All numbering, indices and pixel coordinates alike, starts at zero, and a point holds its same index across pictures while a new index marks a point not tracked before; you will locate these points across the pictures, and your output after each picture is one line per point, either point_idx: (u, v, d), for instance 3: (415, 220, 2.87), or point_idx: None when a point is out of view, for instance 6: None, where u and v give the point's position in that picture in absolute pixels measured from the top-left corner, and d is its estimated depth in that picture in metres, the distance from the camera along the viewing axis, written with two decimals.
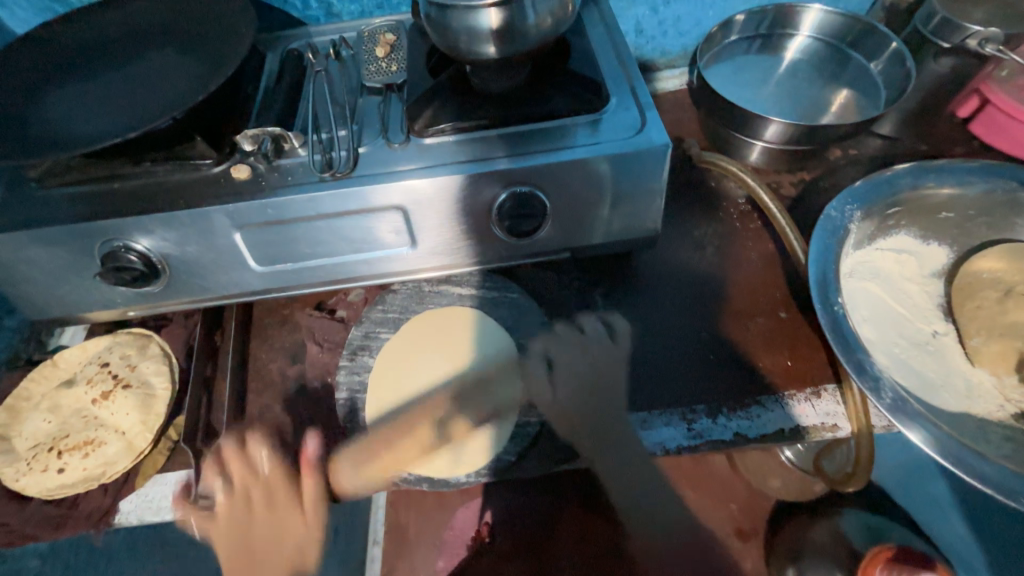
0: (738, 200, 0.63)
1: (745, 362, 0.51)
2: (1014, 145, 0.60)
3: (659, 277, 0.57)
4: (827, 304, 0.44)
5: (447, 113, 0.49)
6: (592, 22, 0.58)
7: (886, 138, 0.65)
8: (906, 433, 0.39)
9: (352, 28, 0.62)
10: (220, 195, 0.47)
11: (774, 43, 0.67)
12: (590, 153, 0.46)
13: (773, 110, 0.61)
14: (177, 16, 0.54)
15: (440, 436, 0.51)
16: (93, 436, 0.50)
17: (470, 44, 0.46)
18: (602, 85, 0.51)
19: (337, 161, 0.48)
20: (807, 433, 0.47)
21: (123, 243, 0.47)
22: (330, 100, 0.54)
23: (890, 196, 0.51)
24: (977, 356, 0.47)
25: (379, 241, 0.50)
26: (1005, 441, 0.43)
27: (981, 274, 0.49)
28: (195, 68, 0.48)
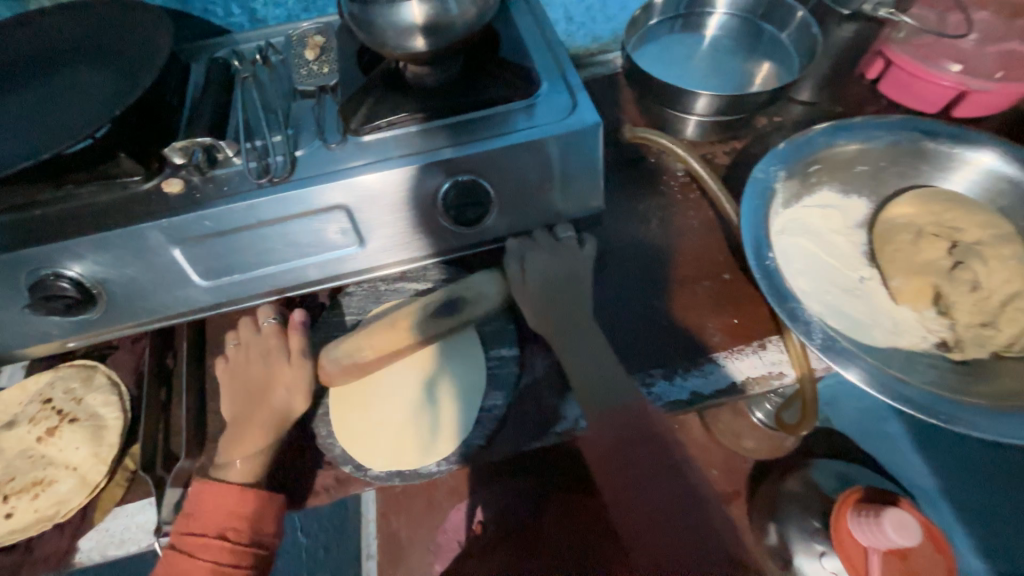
0: (677, 173, 0.65)
1: (696, 325, 0.53)
2: (916, 100, 0.65)
3: (609, 253, 0.59)
4: (760, 259, 0.47)
5: (382, 109, 0.50)
6: (519, 11, 0.59)
7: (806, 103, 0.69)
8: (839, 369, 0.42)
9: (278, 33, 0.61)
10: (153, 212, 0.45)
11: (695, 21, 0.70)
12: (525, 138, 0.48)
13: (699, 86, 0.65)
14: (88, 30, 0.51)
15: (413, 431, 0.51)
16: (41, 476, 0.48)
17: (397, 39, 0.47)
18: (532, 72, 0.52)
19: (275, 167, 0.48)
20: (755, 383, 0.50)
21: (53, 270, 0.45)
22: (262, 106, 0.53)
23: (810, 156, 0.54)
24: (899, 294, 0.51)
25: (328, 244, 0.50)
26: (929, 368, 0.47)
27: (898, 219, 0.54)
28: (113, 82, 0.47)
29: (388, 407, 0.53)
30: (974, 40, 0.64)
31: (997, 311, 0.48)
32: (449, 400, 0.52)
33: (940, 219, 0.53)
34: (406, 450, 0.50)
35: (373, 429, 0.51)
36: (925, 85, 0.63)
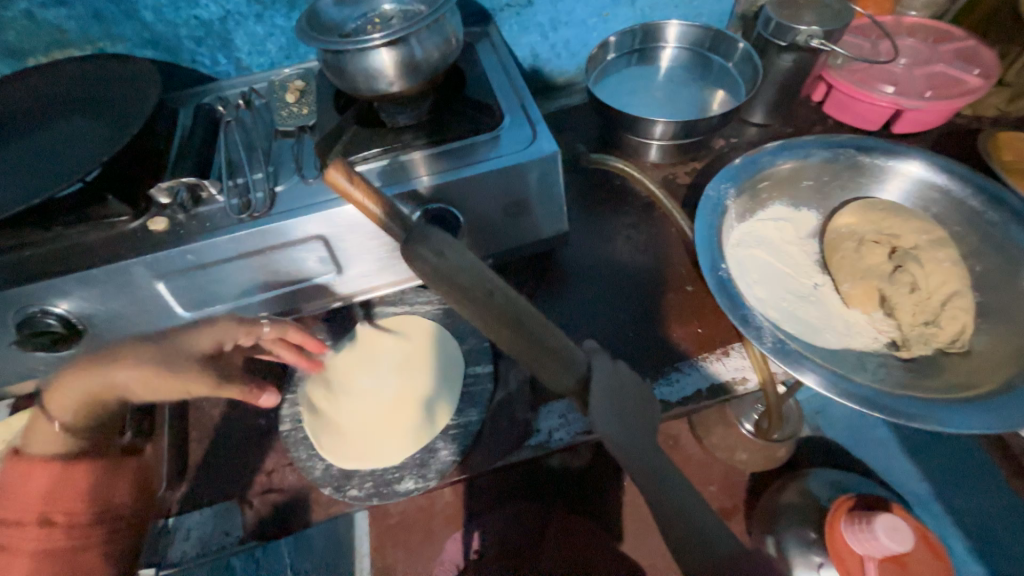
0: (642, 194, 0.69)
1: (661, 334, 0.56)
2: (858, 119, 0.71)
3: (579, 270, 0.62)
4: (713, 270, 0.50)
5: (357, 145, 0.53)
6: (485, 52, 0.64)
7: (759, 125, 0.74)
8: (792, 371, 0.44)
9: (261, 79, 0.65)
10: (138, 248, 0.48)
11: (650, 56, 0.75)
12: (488, 167, 0.51)
13: (656, 114, 0.70)
14: (80, 84, 0.55)
15: (389, 435, 0.53)
16: None
17: (368, 83, 0.51)
18: (494, 106, 0.56)
19: (256, 203, 0.51)
20: (720, 389, 0.52)
21: (40, 307, 0.47)
22: (244, 146, 0.57)
23: (757, 174, 0.58)
24: (849, 298, 0.54)
25: (307, 272, 0.52)
26: (880, 367, 0.49)
27: (842, 229, 0.58)
28: (102, 130, 0.50)
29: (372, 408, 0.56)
30: (903, 63, 0.70)
31: (938, 311, 0.51)
32: (429, 407, 0.54)
33: (879, 227, 0.57)
34: (381, 453, 0.52)
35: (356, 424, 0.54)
36: (865, 106, 0.68)
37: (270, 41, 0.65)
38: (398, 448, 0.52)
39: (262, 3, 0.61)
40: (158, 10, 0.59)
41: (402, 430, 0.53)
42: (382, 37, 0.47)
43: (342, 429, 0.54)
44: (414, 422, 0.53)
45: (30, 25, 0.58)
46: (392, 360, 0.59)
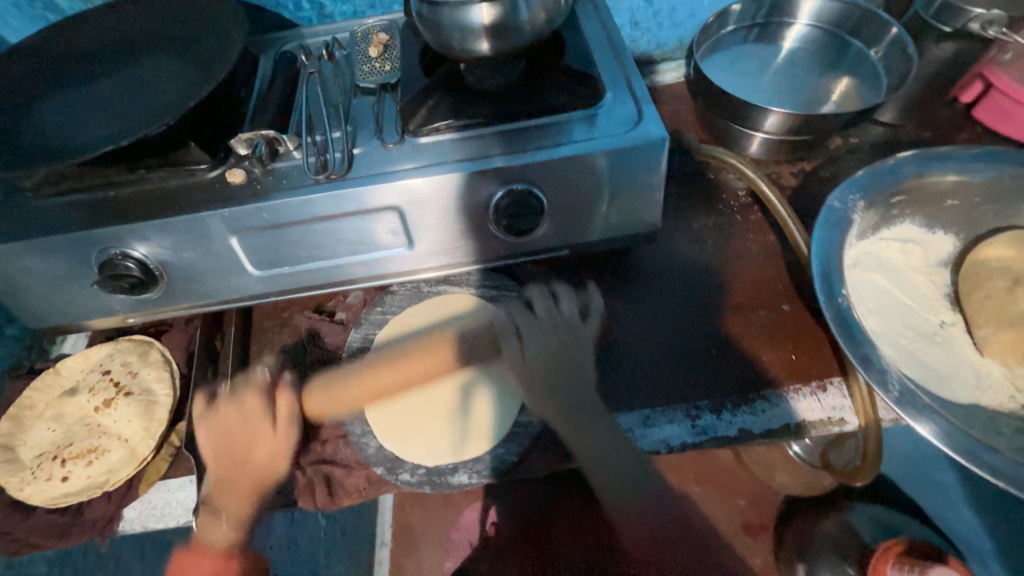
0: (738, 192, 0.62)
1: (749, 357, 0.50)
2: (1018, 130, 0.59)
3: (659, 271, 0.56)
4: (830, 295, 0.43)
5: (442, 111, 0.49)
6: (586, 16, 0.57)
7: (887, 125, 0.64)
8: (916, 426, 0.38)
9: (343, 28, 0.62)
10: (215, 200, 0.47)
11: (771, 32, 0.66)
12: (584, 149, 0.46)
13: (771, 101, 0.61)
14: (168, 20, 0.53)
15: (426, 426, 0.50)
16: (96, 444, 0.50)
17: (463, 41, 0.46)
18: (597, 79, 0.50)
19: (332, 163, 0.48)
20: (812, 427, 0.46)
21: (120, 250, 0.47)
22: (323, 101, 0.54)
23: (894, 186, 0.50)
24: (986, 346, 0.46)
25: (377, 243, 0.50)
26: (1016, 433, 0.42)
27: (990, 263, 0.48)
28: (187, 72, 0.48)
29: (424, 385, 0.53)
30: None
31: None
32: (480, 406, 0.51)
33: None
34: (414, 442, 0.49)
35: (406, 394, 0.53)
36: None
37: None
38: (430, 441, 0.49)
39: None
40: None
41: (450, 425, 0.50)
42: None
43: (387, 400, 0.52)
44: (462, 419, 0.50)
45: None
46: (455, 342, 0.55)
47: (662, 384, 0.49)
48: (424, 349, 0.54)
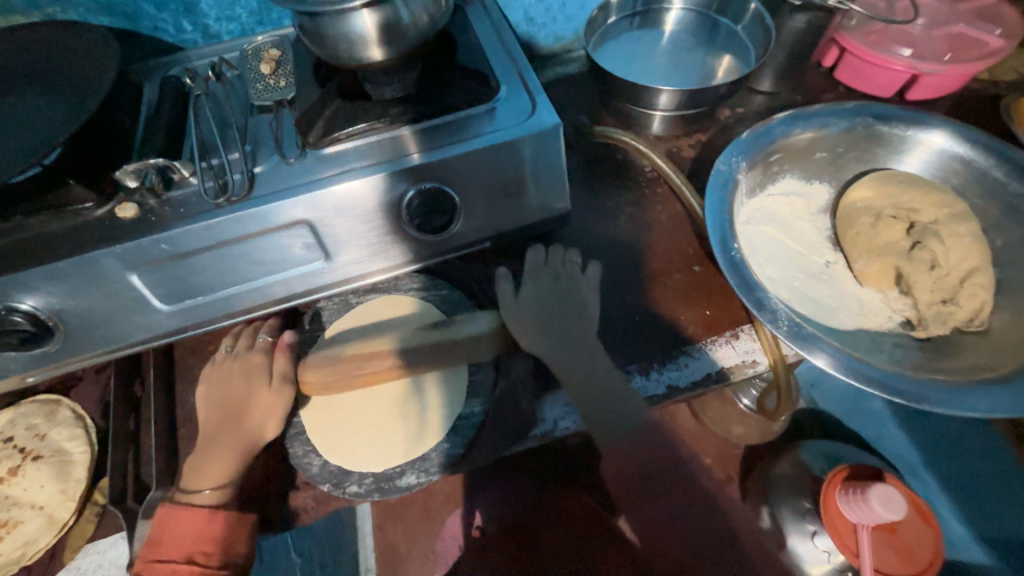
0: (645, 169, 0.66)
1: (669, 319, 0.54)
2: (872, 86, 0.67)
3: (581, 251, 0.59)
4: (725, 249, 0.48)
5: (342, 120, 0.49)
6: (477, 16, 0.59)
7: (767, 93, 0.70)
8: (807, 355, 0.42)
9: (233, 48, 0.60)
10: (106, 238, 0.44)
11: (653, 18, 0.70)
12: (486, 143, 0.47)
13: (660, 81, 0.65)
14: (29, 55, 0.50)
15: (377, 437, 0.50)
16: (6, 518, 0.47)
17: (351, 50, 0.46)
18: (491, 76, 0.52)
19: (232, 185, 0.46)
20: (729, 373, 0.50)
21: (4, 305, 0.43)
22: (217, 124, 0.52)
23: (769, 145, 0.55)
24: (863, 276, 0.52)
25: (293, 259, 0.49)
26: (895, 347, 0.48)
27: (858, 204, 0.55)
28: (56, 107, 0.45)
29: (369, 395, 0.52)
30: (921, 24, 0.66)
31: (957, 288, 0.49)
32: (431, 404, 0.51)
33: (897, 201, 0.55)
34: (364, 453, 0.49)
35: (352, 409, 0.52)
36: (880, 70, 0.65)
37: (239, 5, 0.60)
38: (382, 450, 0.49)
39: None
40: None
41: (401, 427, 0.50)
42: None
43: (330, 420, 0.51)
44: (414, 420, 0.50)
45: None
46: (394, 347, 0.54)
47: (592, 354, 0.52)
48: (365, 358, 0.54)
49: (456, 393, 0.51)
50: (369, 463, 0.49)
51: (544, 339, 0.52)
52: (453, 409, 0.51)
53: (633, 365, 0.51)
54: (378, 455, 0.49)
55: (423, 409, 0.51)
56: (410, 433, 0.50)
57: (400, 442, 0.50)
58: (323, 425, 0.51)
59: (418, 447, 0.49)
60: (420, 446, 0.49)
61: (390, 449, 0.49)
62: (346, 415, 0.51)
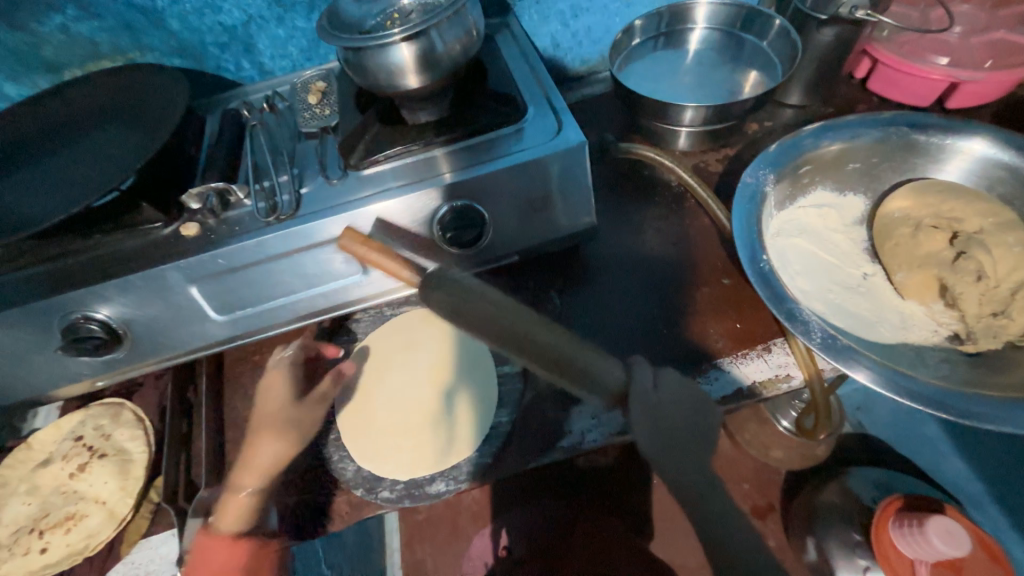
0: (672, 184, 0.66)
1: (698, 331, 0.53)
2: (907, 96, 0.66)
3: (608, 265, 0.60)
4: (754, 261, 0.47)
5: (381, 144, 0.53)
6: (506, 44, 0.63)
7: (796, 107, 0.70)
8: (844, 369, 0.41)
9: (284, 82, 0.66)
10: (171, 253, 0.49)
11: (676, 38, 0.72)
12: (514, 161, 0.50)
13: (685, 98, 0.67)
14: (113, 95, 0.57)
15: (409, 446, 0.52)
16: (73, 510, 0.51)
17: (390, 80, 0.50)
18: (519, 98, 0.55)
19: (282, 205, 0.50)
20: (763, 388, 0.49)
21: (82, 313, 0.48)
22: (269, 150, 0.57)
23: (799, 158, 0.55)
24: (905, 288, 0.50)
25: (333, 273, 0.52)
26: (942, 362, 0.46)
27: (894, 214, 0.54)
28: (134, 139, 0.51)
29: (404, 408, 0.56)
30: (957, 32, 0.64)
31: (1008, 300, 0.47)
32: (464, 417, 0.53)
33: (938, 210, 0.54)
34: (396, 464, 0.51)
35: (387, 420, 0.55)
36: (916, 80, 0.64)
37: (291, 44, 0.66)
38: (412, 459, 0.51)
39: (282, 5, 0.62)
40: (183, 18, 0.61)
41: (434, 439, 0.52)
42: (403, 31, 0.46)
43: (364, 427, 0.54)
44: (447, 431, 0.52)
45: (65, 40, 0.60)
46: (428, 364, 0.58)
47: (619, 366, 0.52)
48: (402, 374, 0.58)
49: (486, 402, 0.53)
50: (399, 470, 0.50)
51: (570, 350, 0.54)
52: (483, 418, 0.52)
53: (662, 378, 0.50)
54: (408, 463, 0.50)
55: (455, 420, 0.53)
56: (441, 442, 0.52)
57: (430, 451, 0.51)
58: (358, 432, 0.53)
59: (448, 456, 0.50)
60: (451, 456, 0.50)
61: (421, 457, 0.51)
62: (381, 425, 0.54)
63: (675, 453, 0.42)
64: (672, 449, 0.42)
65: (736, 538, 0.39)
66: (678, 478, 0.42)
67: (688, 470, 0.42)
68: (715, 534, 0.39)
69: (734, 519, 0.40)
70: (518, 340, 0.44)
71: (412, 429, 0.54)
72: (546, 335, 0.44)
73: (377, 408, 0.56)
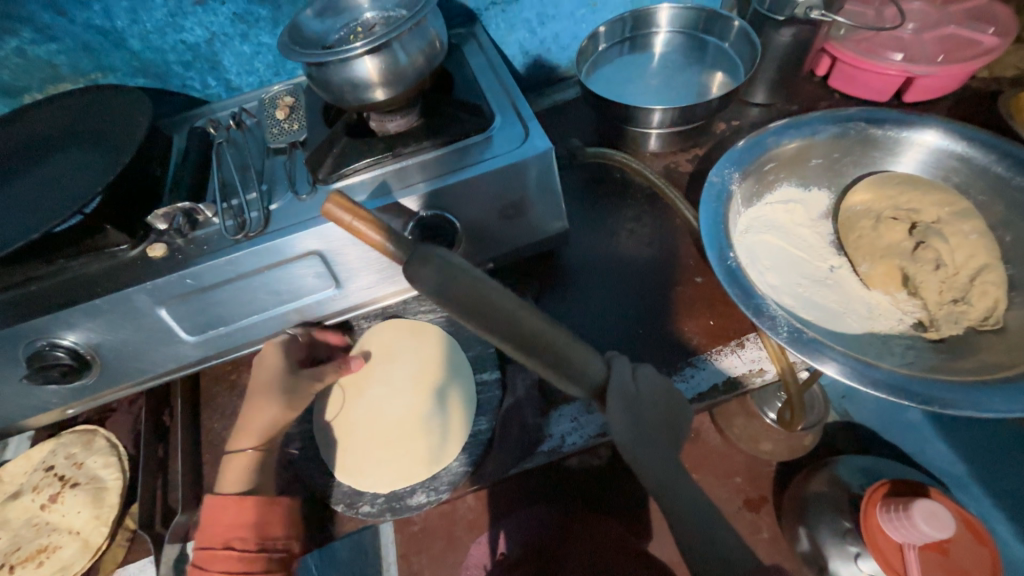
0: (643, 185, 0.67)
1: (671, 330, 0.54)
2: (866, 91, 0.68)
3: (583, 268, 0.60)
4: (722, 259, 0.48)
5: (349, 157, 0.53)
6: (473, 53, 0.63)
7: (761, 105, 0.72)
8: (812, 362, 0.42)
9: (252, 98, 0.66)
10: (138, 276, 0.48)
11: (642, 42, 0.73)
12: (483, 169, 0.50)
13: (653, 100, 0.68)
14: (74, 117, 0.56)
15: (392, 459, 0.52)
16: (47, 542, 0.50)
17: (355, 93, 0.50)
18: (486, 107, 0.55)
19: (250, 222, 0.50)
20: (738, 383, 0.50)
21: (48, 340, 0.47)
22: (238, 167, 0.57)
23: (763, 155, 0.56)
24: (869, 279, 0.51)
25: (306, 288, 0.52)
26: (907, 350, 0.47)
27: (857, 207, 0.56)
28: (96, 161, 0.50)
29: (388, 420, 0.55)
30: (910, 29, 0.66)
31: (966, 287, 0.48)
32: (448, 420, 0.53)
33: (896, 202, 0.54)
34: (377, 475, 0.50)
35: (370, 432, 0.54)
36: (873, 76, 0.65)
37: (257, 60, 0.66)
38: (396, 471, 0.50)
39: (246, 22, 0.62)
40: (145, 38, 0.60)
41: (419, 446, 0.52)
42: (364, 46, 0.46)
43: (346, 442, 0.53)
44: (430, 441, 0.52)
45: (23, 63, 0.59)
46: (408, 372, 0.57)
47: None
48: (383, 385, 0.58)
49: (467, 409, 0.53)
50: (382, 485, 0.50)
51: None
52: (465, 426, 0.52)
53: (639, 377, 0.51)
54: (392, 475, 0.50)
55: (438, 429, 0.53)
56: (424, 451, 0.51)
57: (414, 462, 0.51)
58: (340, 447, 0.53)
59: (431, 466, 0.50)
60: (433, 464, 0.50)
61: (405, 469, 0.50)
62: (363, 439, 0.54)
63: (649, 446, 0.42)
64: (651, 446, 0.41)
65: (711, 532, 0.40)
66: (652, 472, 0.42)
67: (666, 469, 0.42)
68: (693, 531, 0.40)
69: (712, 516, 0.40)
70: (492, 312, 0.37)
71: (395, 439, 0.53)
72: (531, 317, 0.37)
73: (360, 421, 0.56)
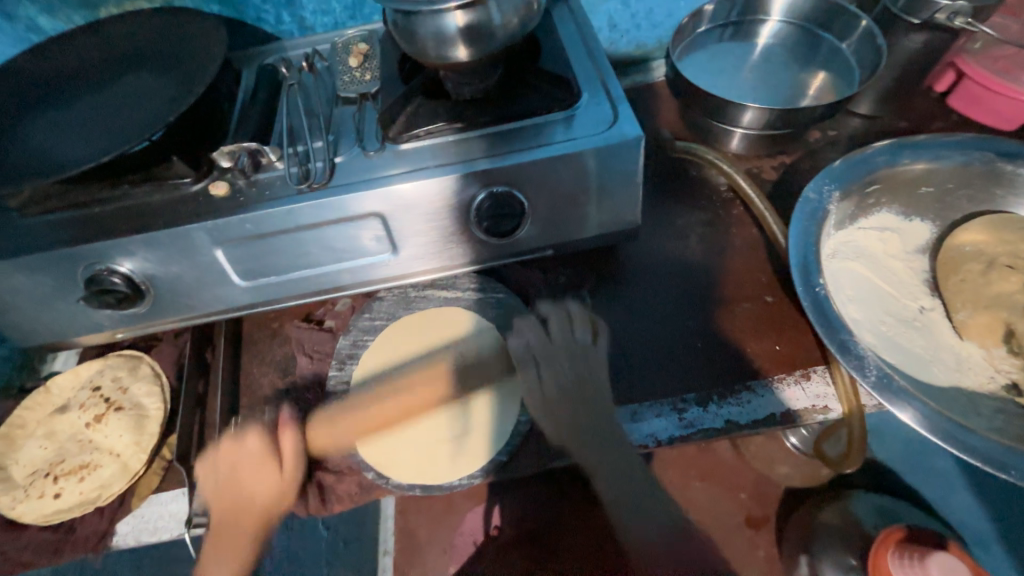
0: (720, 188, 0.63)
1: (732, 349, 0.51)
2: (991, 116, 0.61)
3: (645, 268, 0.57)
4: (808, 284, 0.45)
5: (421, 118, 0.50)
6: (563, 21, 0.59)
7: (865, 117, 0.65)
8: (895, 411, 0.39)
9: (325, 40, 0.62)
10: (198, 213, 0.47)
11: (746, 29, 0.67)
12: (568, 149, 0.47)
13: (749, 96, 0.62)
14: (147, 38, 0.54)
15: (414, 449, 0.50)
16: (88, 460, 0.51)
17: (438, 49, 0.46)
18: (573, 81, 0.51)
19: (315, 172, 0.48)
20: (798, 416, 0.46)
21: (106, 265, 0.47)
22: (305, 112, 0.54)
23: (868, 175, 0.52)
24: (965, 329, 0.47)
25: (362, 249, 0.50)
26: (996, 414, 0.43)
27: (965, 247, 0.50)
28: (167, 88, 0.49)
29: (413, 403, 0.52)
30: None
31: None
32: (476, 423, 0.50)
33: (1015, 249, 0.49)
34: (397, 461, 0.49)
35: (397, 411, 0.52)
36: (1003, 101, 0.58)
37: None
38: (414, 463, 0.49)
39: None
40: None
41: (447, 446, 0.50)
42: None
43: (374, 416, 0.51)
44: (455, 443, 0.49)
45: None
46: (449, 359, 0.54)
47: (647, 381, 0.50)
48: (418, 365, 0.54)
49: (500, 419, 0.50)
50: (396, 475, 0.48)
51: (599, 361, 0.51)
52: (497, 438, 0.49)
53: (692, 392, 0.49)
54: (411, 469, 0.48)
55: (465, 432, 0.50)
56: (445, 454, 0.49)
57: (434, 462, 0.49)
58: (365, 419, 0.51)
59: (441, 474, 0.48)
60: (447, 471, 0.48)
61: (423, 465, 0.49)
62: (388, 417, 0.51)
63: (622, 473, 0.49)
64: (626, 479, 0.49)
65: None
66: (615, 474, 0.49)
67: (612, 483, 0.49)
68: None
69: None
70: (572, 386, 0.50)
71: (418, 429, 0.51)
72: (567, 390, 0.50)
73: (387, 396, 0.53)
